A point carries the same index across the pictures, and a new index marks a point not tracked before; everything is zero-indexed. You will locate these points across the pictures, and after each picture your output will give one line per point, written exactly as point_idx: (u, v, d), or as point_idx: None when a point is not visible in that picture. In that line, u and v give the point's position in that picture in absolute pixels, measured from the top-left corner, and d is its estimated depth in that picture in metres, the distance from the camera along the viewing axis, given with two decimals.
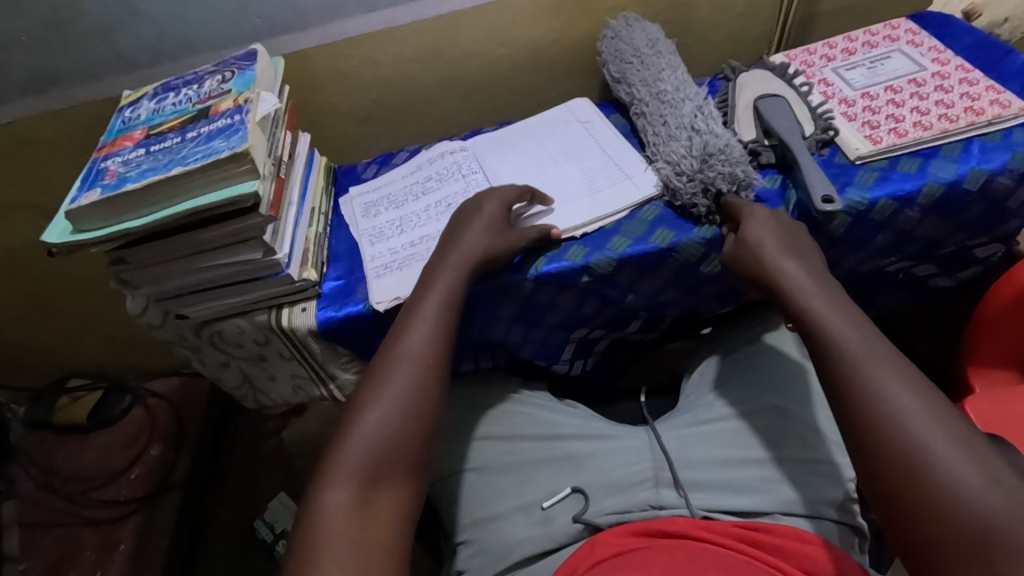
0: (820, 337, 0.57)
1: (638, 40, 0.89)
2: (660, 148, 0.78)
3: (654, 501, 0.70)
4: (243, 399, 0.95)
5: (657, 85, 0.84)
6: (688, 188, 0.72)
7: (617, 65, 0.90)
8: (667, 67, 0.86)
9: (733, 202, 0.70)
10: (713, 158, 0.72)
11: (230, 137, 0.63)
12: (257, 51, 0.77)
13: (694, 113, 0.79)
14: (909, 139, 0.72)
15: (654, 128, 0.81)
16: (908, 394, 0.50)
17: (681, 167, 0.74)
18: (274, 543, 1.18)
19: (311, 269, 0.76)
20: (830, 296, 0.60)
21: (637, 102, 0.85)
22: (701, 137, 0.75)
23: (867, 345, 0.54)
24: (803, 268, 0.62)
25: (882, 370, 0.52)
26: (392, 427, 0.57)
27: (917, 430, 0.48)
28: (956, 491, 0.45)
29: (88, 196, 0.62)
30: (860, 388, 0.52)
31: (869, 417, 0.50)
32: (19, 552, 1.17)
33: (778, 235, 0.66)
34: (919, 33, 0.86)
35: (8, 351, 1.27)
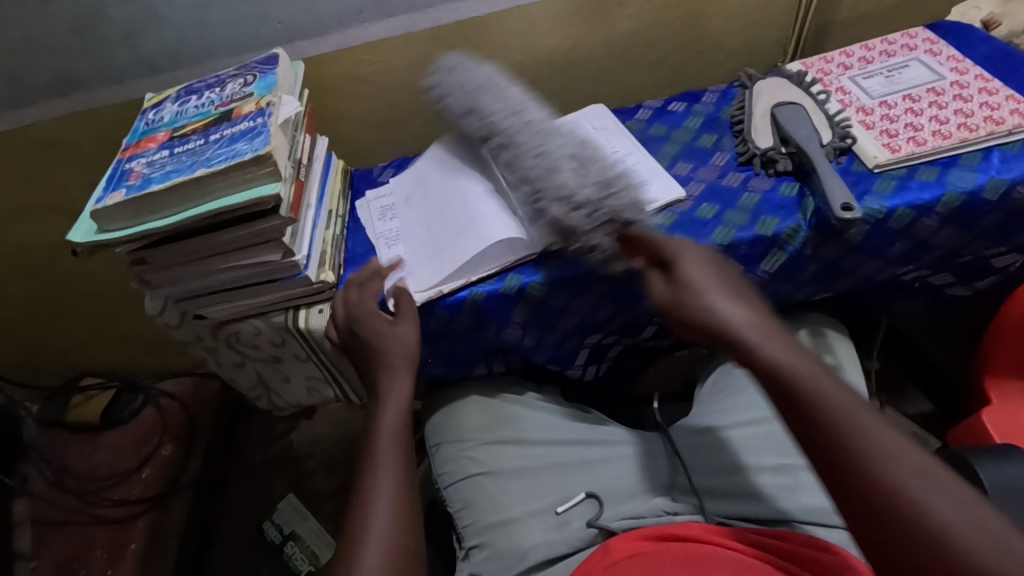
0: (766, 370, 0.53)
1: (474, 79, 0.83)
2: (545, 177, 0.71)
3: (668, 507, 0.70)
4: (257, 400, 0.96)
5: (525, 118, 0.78)
6: (595, 221, 0.68)
7: (465, 97, 0.81)
8: (523, 102, 0.81)
9: (646, 234, 0.68)
10: (615, 185, 0.69)
11: (253, 139, 0.64)
12: (279, 56, 0.78)
13: (575, 145, 0.75)
14: (928, 148, 0.72)
15: (528, 159, 0.73)
16: (855, 409, 0.48)
17: (578, 198, 0.68)
18: (283, 544, 1.18)
19: (328, 271, 0.77)
20: (766, 328, 0.57)
21: (499, 134, 0.77)
22: (592, 167, 0.71)
23: (811, 374, 0.51)
24: (746, 307, 0.59)
25: (819, 390, 0.50)
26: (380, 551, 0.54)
27: (881, 455, 0.45)
28: (930, 516, 0.41)
29: (113, 196, 0.63)
30: (810, 413, 0.49)
31: (833, 446, 0.46)
32: (31, 551, 1.18)
33: (708, 271, 0.63)
34: (937, 42, 0.86)
35: (23, 351, 1.28)
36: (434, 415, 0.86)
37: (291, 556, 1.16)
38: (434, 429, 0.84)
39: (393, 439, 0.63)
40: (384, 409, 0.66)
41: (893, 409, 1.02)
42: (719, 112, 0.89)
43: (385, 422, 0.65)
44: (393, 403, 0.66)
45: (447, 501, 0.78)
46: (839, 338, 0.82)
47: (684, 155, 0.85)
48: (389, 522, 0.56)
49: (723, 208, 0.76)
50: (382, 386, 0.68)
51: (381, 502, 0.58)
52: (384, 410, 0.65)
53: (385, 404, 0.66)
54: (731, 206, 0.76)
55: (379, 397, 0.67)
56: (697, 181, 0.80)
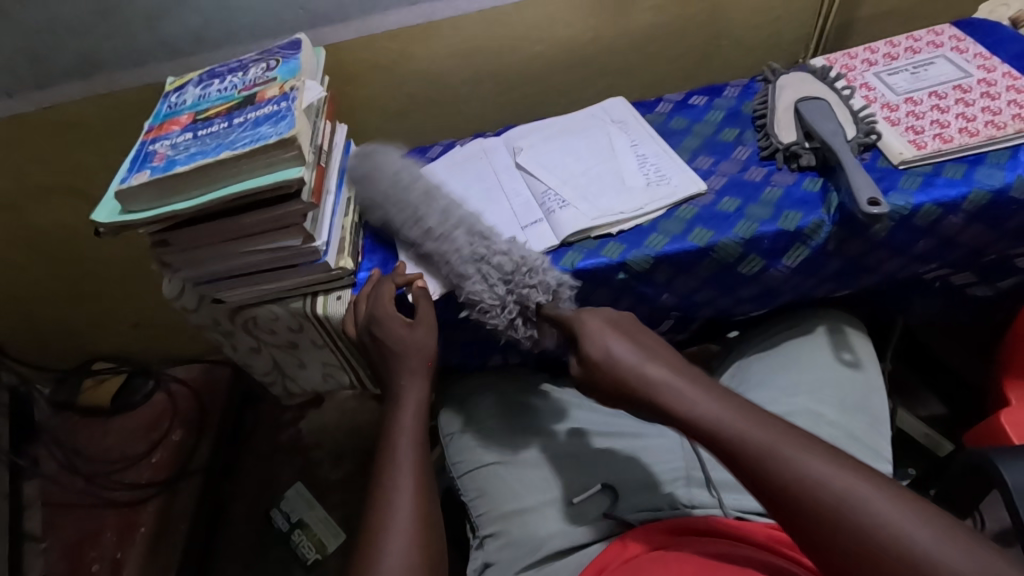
0: (714, 438, 0.52)
1: (376, 179, 0.77)
2: (454, 282, 0.70)
3: (686, 500, 0.68)
4: (272, 385, 0.97)
5: (420, 225, 0.73)
6: (507, 318, 0.68)
7: (382, 195, 0.76)
8: (424, 196, 0.75)
9: (558, 313, 0.68)
10: (515, 277, 0.67)
11: (278, 123, 0.64)
12: (302, 41, 0.78)
13: (472, 233, 0.70)
14: (955, 145, 0.71)
15: (442, 271, 0.71)
16: (793, 449, 0.48)
17: (484, 303, 0.67)
18: (291, 532, 1.18)
19: (347, 257, 0.77)
20: (692, 380, 0.57)
21: (424, 226, 0.72)
22: (490, 260, 0.68)
23: (743, 432, 0.51)
24: (668, 366, 0.59)
25: (754, 432, 0.51)
26: (402, 548, 0.54)
27: (841, 495, 0.45)
28: (906, 547, 0.42)
29: (138, 177, 0.63)
30: (759, 456, 0.49)
31: (801, 502, 0.46)
32: (41, 532, 1.18)
33: (626, 335, 0.63)
34: (964, 40, 0.85)
35: (36, 333, 1.28)
36: (448, 404, 0.86)
37: (298, 544, 1.16)
38: (449, 417, 0.84)
39: (412, 441, 0.64)
40: (402, 413, 0.66)
41: (907, 410, 1.01)
42: (741, 107, 0.89)
43: (403, 426, 0.65)
44: (411, 407, 0.67)
45: (461, 490, 0.78)
46: (858, 335, 0.82)
47: (705, 148, 0.84)
48: (410, 524, 0.56)
49: (745, 202, 0.75)
50: (401, 390, 0.68)
51: (403, 503, 0.58)
52: (403, 415, 0.66)
53: (403, 408, 0.66)
54: (753, 199, 0.75)
55: (397, 401, 0.67)
56: (719, 174, 0.80)
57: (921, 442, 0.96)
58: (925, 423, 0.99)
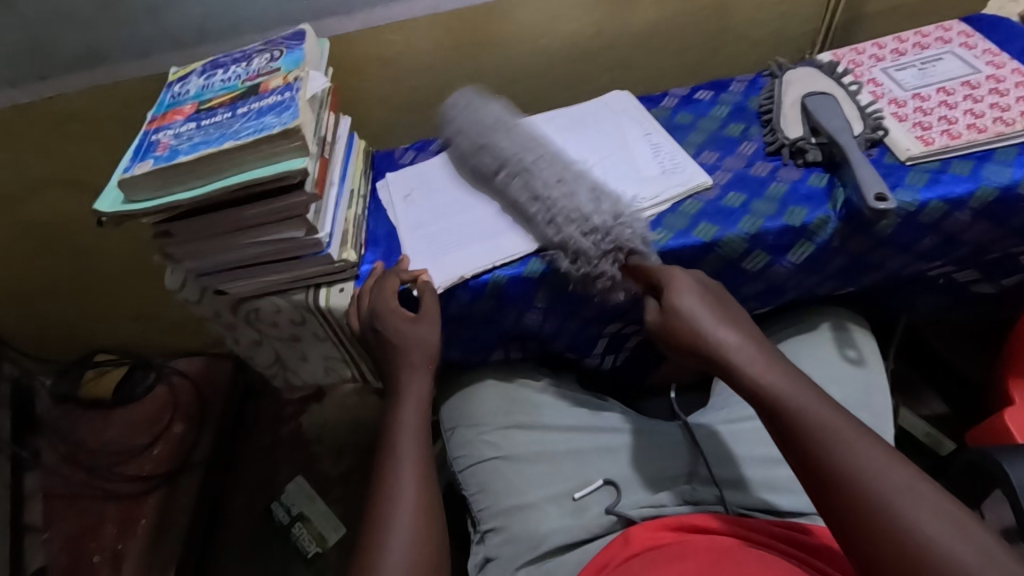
0: (778, 407, 0.52)
1: (482, 119, 0.81)
2: (555, 206, 0.70)
3: (688, 496, 0.69)
4: (273, 378, 0.97)
5: (529, 154, 0.76)
6: (604, 247, 0.67)
7: (476, 139, 0.80)
8: (533, 140, 0.78)
9: (644, 265, 0.67)
10: (625, 216, 0.68)
11: (282, 113, 0.64)
12: (306, 32, 0.77)
13: (588, 175, 0.74)
14: (962, 142, 0.71)
15: (539, 197, 0.72)
16: (861, 441, 0.47)
17: (589, 222, 0.68)
18: (291, 526, 1.19)
19: (350, 250, 0.76)
20: (765, 353, 0.56)
21: (512, 161, 0.76)
22: (608, 196, 0.71)
23: (818, 409, 0.50)
24: (744, 335, 0.58)
25: (821, 409, 0.50)
26: (404, 543, 0.54)
27: (898, 495, 0.44)
28: (949, 559, 0.40)
29: (142, 166, 0.63)
30: (818, 434, 0.49)
31: (851, 489, 0.45)
32: (41, 523, 1.18)
33: (702, 298, 0.62)
34: (973, 36, 0.84)
35: (38, 325, 1.28)
36: (450, 399, 0.86)
37: (298, 537, 1.17)
38: (450, 413, 0.84)
39: (413, 438, 0.63)
40: (403, 408, 0.66)
41: (909, 409, 1.01)
42: (747, 102, 0.88)
43: (405, 421, 0.65)
44: (411, 403, 0.66)
45: (462, 485, 0.78)
46: (862, 333, 0.82)
47: (710, 143, 0.84)
48: (412, 521, 0.56)
49: (750, 197, 0.75)
50: (401, 385, 0.68)
51: (404, 499, 0.57)
52: (403, 410, 0.66)
53: (404, 403, 0.66)
54: (758, 195, 0.75)
55: (398, 396, 0.67)
56: (724, 169, 0.79)
57: (923, 441, 0.96)
58: (928, 423, 0.99)
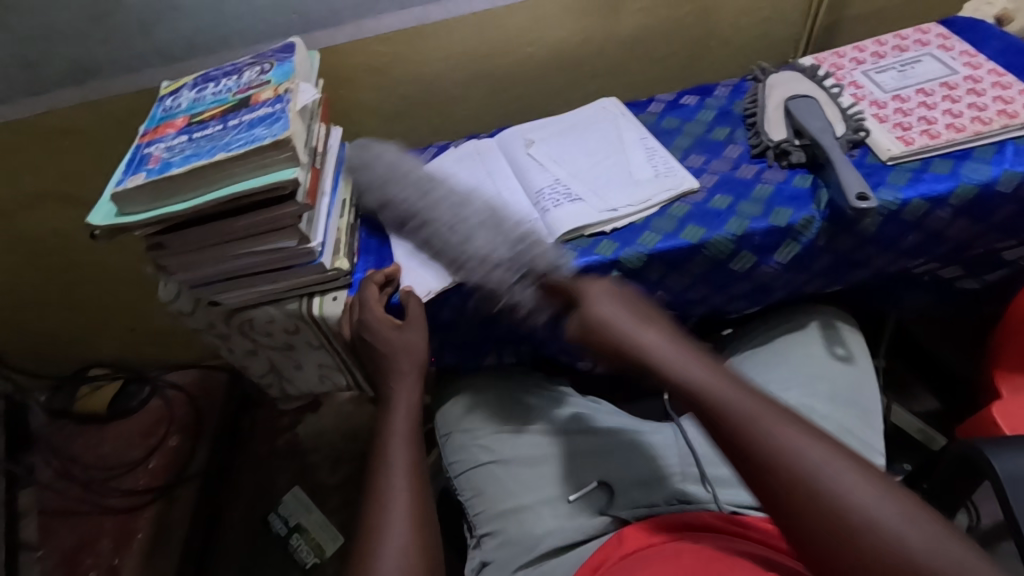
0: (699, 402, 0.53)
1: (382, 162, 0.82)
2: (461, 249, 0.71)
3: (681, 496, 0.68)
4: (268, 388, 0.97)
5: (435, 202, 0.76)
6: (513, 276, 0.68)
7: (381, 182, 0.81)
8: (433, 183, 0.79)
9: (561, 281, 0.67)
10: (526, 242, 0.70)
11: (273, 124, 0.65)
12: (296, 44, 0.78)
13: (486, 206, 0.75)
14: (942, 141, 0.72)
15: (445, 242, 0.73)
16: (783, 424, 0.49)
17: (493, 256, 0.69)
18: (288, 537, 1.19)
19: (342, 259, 0.77)
20: (684, 349, 0.58)
21: (422, 206, 0.77)
22: (507, 228, 0.71)
23: (732, 399, 0.51)
24: (662, 332, 0.60)
25: (737, 396, 0.52)
26: (397, 546, 0.54)
27: (822, 467, 0.46)
28: (872, 520, 0.43)
29: (134, 179, 0.64)
30: (743, 426, 0.50)
31: (777, 475, 0.47)
32: (37, 540, 1.17)
33: (623, 300, 0.63)
34: (950, 38, 0.86)
35: (32, 341, 1.28)
36: (444, 404, 0.86)
37: (297, 548, 1.17)
38: (445, 418, 0.85)
39: (405, 446, 0.64)
40: (394, 415, 0.67)
41: (901, 406, 1.02)
42: (731, 106, 0.90)
43: (397, 430, 0.65)
44: (403, 411, 0.67)
45: (458, 490, 0.78)
46: (849, 330, 0.83)
47: (697, 147, 0.85)
48: (405, 525, 0.56)
49: (736, 199, 0.76)
50: (391, 394, 0.68)
51: (396, 505, 0.58)
52: (394, 416, 0.66)
53: (395, 411, 0.67)
54: (744, 197, 0.76)
55: (389, 405, 0.68)
56: (711, 172, 0.81)
57: (915, 437, 0.97)
58: (919, 419, 1.00)
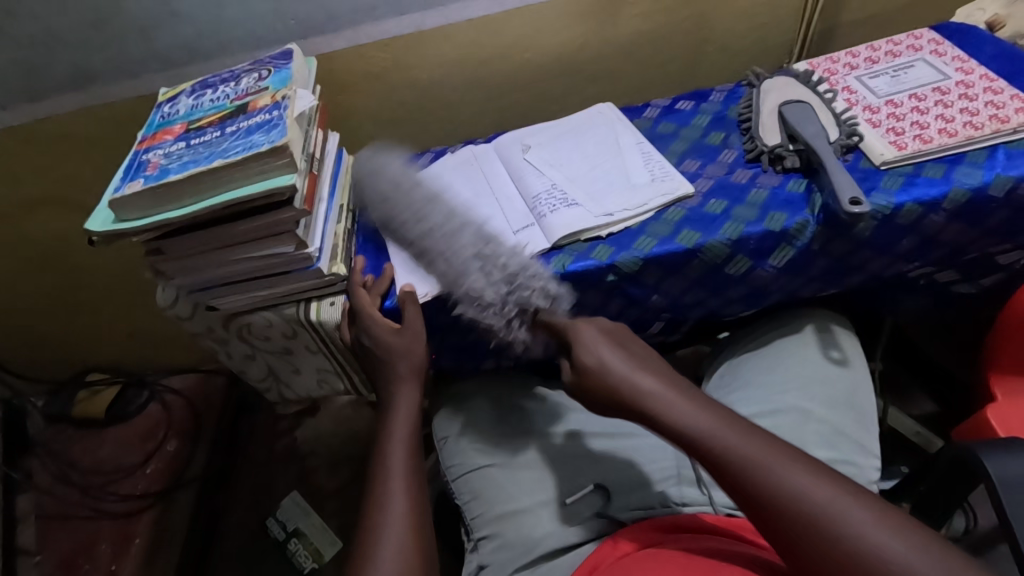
0: (700, 445, 0.55)
1: (382, 182, 0.82)
2: (453, 281, 0.71)
3: (677, 498, 0.69)
4: (266, 393, 0.97)
5: (424, 222, 0.76)
6: (510, 317, 0.69)
7: (378, 203, 0.82)
8: (427, 201, 0.79)
9: (553, 320, 0.69)
10: (519, 278, 0.69)
11: (270, 131, 0.65)
12: (294, 51, 0.79)
13: (477, 234, 0.74)
14: (934, 146, 0.73)
15: (438, 267, 0.73)
16: (781, 462, 0.51)
17: (484, 299, 0.68)
18: (287, 541, 1.19)
19: (340, 264, 0.78)
20: (680, 391, 0.59)
21: (415, 232, 0.76)
22: (495, 261, 0.70)
23: (730, 441, 0.53)
24: (659, 376, 0.61)
25: (733, 438, 0.53)
26: (392, 552, 0.55)
27: (825, 504, 0.47)
28: (880, 553, 0.44)
29: (132, 186, 0.64)
30: (744, 467, 0.51)
31: (784, 515, 0.48)
32: (35, 546, 1.17)
33: (618, 344, 0.65)
34: (942, 43, 0.87)
35: (30, 345, 1.28)
36: (442, 408, 0.86)
37: (295, 553, 1.17)
38: (442, 422, 0.85)
39: (403, 451, 0.64)
40: (394, 418, 0.67)
41: (898, 409, 1.02)
42: (726, 111, 0.90)
43: (395, 434, 0.65)
44: (403, 414, 0.67)
45: (456, 494, 0.78)
46: (845, 333, 0.83)
47: (692, 152, 0.85)
48: (401, 530, 0.56)
49: (731, 204, 0.76)
50: (392, 399, 0.69)
51: (392, 510, 0.58)
52: (394, 420, 0.67)
53: (395, 415, 0.67)
54: (739, 201, 0.77)
55: (389, 409, 0.69)
56: (706, 177, 0.81)
57: (912, 441, 0.97)
58: (916, 422, 1.00)
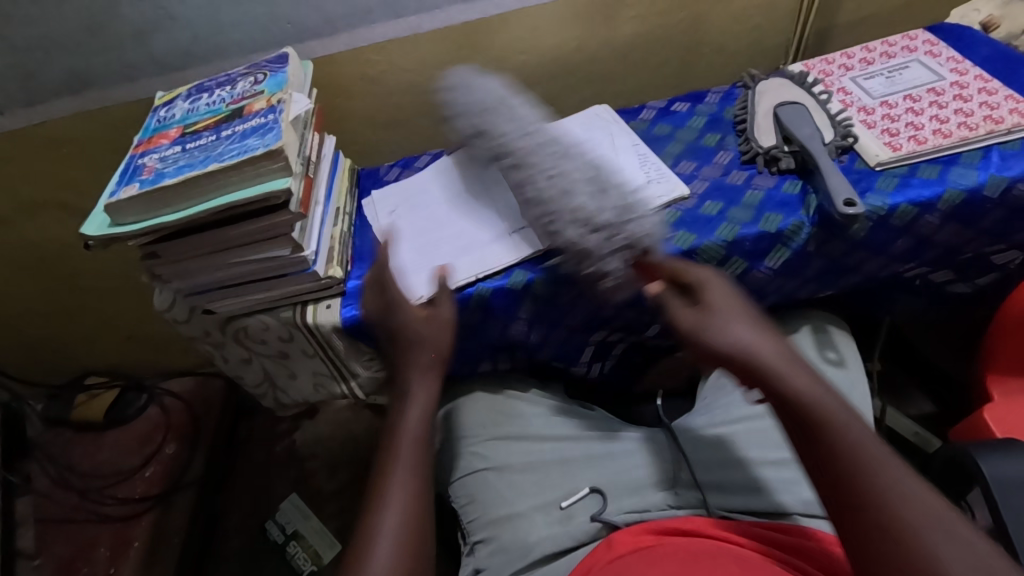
0: (807, 421, 0.50)
1: (474, 95, 0.80)
2: (563, 199, 0.69)
3: (671, 501, 0.70)
4: (263, 397, 0.97)
5: (538, 139, 0.74)
6: (616, 249, 0.66)
7: (470, 117, 0.78)
8: (532, 122, 0.77)
9: (662, 264, 0.65)
10: (630, 213, 0.67)
11: (265, 135, 0.65)
12: (289, 55, 0.79)
13: (586, 166, 0.72)
14: (929, 147, 0.73)
15: (542, 182, 0.70)
16: (892, 477, 0.46)
17: (594, 220, 0.66)
18: (286, 544, 1.19)
19: (336, 267, 0.78)
20: (800, 367, 0.54)
21: (515, 146, 0.74)
22: (610, 194, 0.68)
23: (849, 431, 0.48)
24: (780, 346, 0.55)
25: (849, 430, 0.48)
26: (390, 546, 0.54)
27: (924, 533, 0.43)
28: None
29: (128, 190, 0.64)
30: (847, 460, 0.47)
31: (872, 520, 0.45)
32: (33, 549, 1.17)
33: (737, 301, 0.60)
34: (937, 44, 0.87)
35: (28, 349, 1.28)
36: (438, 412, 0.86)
37: (293, 556, 1.17)
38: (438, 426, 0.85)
39: (414, 442, 0.63)
40: (410, 405, 0.66)
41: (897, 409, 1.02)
42: (722, 113, 0.90)
43: (408, 422, 0.64)
44: (418, 401, 0.66)
45: (452, 497, 0.79)
46: (841, 335, 0.83)
47: (687, 154, 0.86)
48: (402, 523, 0.56)
49: (727, 205, 0.77)
50: (410, 383, 0.67)
51: (396, 501, 0.57)
52: (410, 407, 0.65)
53: (411, 401, 0.66)
54: (734, 203, 0.77)
55: (404, 394, 0.67)
56: (701, 178, 0.81)
57: (911, 441, 0.97)
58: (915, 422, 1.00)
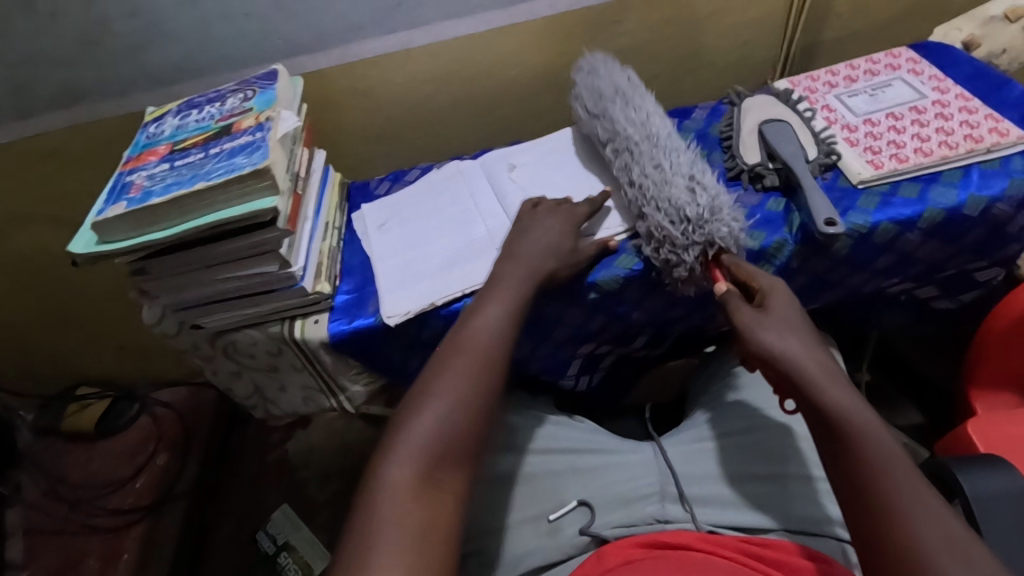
0: (841, 429, 0.53)
1: (616, 79, 0.83)
2: (657, 189, 0.72)
3: (659, 516, 0.71)
4: (252, 410, 0.97)
5: (648, 128, 0.77)
6: (696, 243, 0.69)
7: (599, 103, 0.82)
8: (654, 112, 0.80)
9: (733, 266, 0.68)
10: (718, 211, 0.69)
11: (253, 153, 0.66)
12: (279, 72, 0.80)
13: (689, 159, 0.74)
14: (910, 165, 0.74)
15: (642, 168, 0.74)
16: (917, 497, 0.47)
17: (682, 211, 0.69)
18: (276, 555, 1.18)
19: (324, 282, 0.78)
20: (844, 385, 0.56)
21: (621, 137, 0.77)
22: (704, 189, 0.71)
23: (881, 447, 0.51)
24: (825, 362, 0.58)
25: (882, 447, 0.51)
26: (450, 405, 0.57)
27: (937, 551, 0.44)
28: None
29: (114, 209, 0.64)
30: (873, 467, 0.50)
31: (889, 527, 0.47)
32: (22, 560, 1.17)
33: (795, 314, 0.62)
34: (920, 62, 0.88)
35: (18, 360, 1.28)
36: None
37: (284, 567, 1.16)
38: None
39: (494, 322, 0.64)
40: (498, 288, 0.67)
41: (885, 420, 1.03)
42: (708, 128, 0.91)
43: (491, 306, 0.66)
44: (508, 283, 0.68)
45: None
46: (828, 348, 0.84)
47: None
48: (468, 382, 0.58)
49: None
50: (500, 273, 0.69)
51: (465, 363, 0.60)
52: (496, 292, 0.67)
53: (497, 291, 0.67)
54: None
55: (495, 281, 0.69)
56: None
57: None
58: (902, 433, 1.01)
